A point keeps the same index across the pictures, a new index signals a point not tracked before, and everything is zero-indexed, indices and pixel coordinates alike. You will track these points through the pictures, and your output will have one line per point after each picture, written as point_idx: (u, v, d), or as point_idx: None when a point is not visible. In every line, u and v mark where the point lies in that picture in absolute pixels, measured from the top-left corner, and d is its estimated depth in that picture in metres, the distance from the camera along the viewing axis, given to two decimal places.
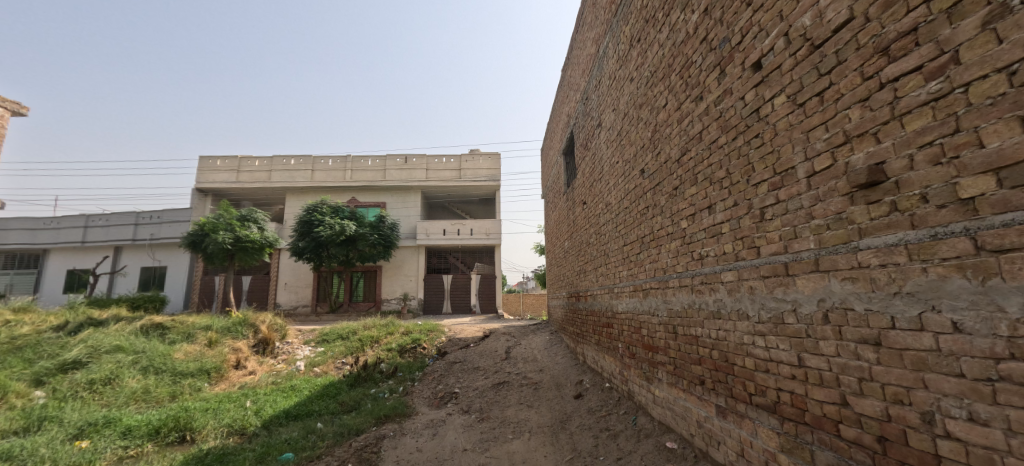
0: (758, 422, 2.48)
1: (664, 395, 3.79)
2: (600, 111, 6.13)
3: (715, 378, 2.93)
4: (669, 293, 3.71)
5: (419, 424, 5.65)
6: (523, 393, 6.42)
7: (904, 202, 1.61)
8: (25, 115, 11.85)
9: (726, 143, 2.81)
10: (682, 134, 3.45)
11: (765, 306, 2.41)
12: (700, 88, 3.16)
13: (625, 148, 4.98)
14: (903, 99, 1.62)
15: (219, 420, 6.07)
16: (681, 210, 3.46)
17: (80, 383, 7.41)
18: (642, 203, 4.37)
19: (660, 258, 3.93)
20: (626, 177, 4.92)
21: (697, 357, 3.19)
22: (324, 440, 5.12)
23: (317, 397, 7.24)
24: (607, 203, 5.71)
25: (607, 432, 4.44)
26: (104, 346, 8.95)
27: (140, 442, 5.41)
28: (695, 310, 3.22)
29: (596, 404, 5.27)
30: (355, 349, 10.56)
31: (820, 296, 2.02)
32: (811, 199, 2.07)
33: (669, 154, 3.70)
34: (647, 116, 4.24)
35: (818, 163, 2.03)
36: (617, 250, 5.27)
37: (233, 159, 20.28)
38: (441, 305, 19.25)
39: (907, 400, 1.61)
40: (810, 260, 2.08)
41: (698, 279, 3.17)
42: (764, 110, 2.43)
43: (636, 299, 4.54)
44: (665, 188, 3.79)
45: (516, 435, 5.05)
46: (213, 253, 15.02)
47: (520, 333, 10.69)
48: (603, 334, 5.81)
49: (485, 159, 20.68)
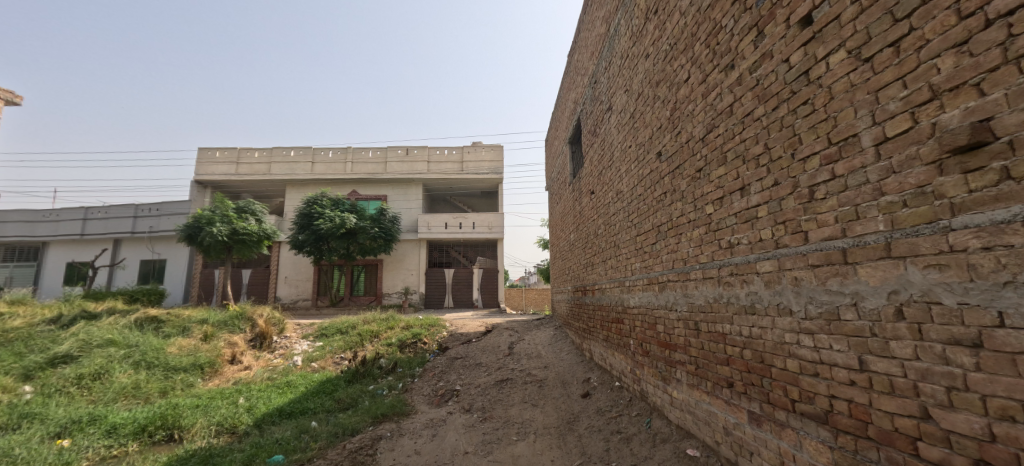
0: (803, 433, 2.16)
1: (684, 398, 3.46)
2: (610, 94, 5.76)
3: (748, 381, 2.60)
4: (690, 286, 3.38)
5: (418, 423, 5.35)
6: (527, 391, 6.11)
7: (1022, 167, 1.27)
8: (18, 104, 11.58)
9: (764, 113, 2.46)
10: (707, 111, 3.11)
11: (815, 300, 2.07)
12: (730, 55, 2.82)
13: (639, 131, 4.63)
14: (1022, 36, 1.27)
15: (210, 418, 5.81)
16: (706, 194, 3.11)
17: (69, 378, 7.16)
18: (659, 189, 4.02)
19: (679, 248, 3.59)
20: (639, 162, 4.58)
21: (725, 357, 2.86)
22: (317, 441, 4.84)
23: (312, 394, 6.97)
24: (617, 191, 5.37)
25: (619, 436, 4.12)
26: (96, 340, 8.73)
27: (124, 441, 5.15)
28: (723, 305, 2.88)
29: (606, 404, 4.95)
30: (354, 344, 10.26)
31: (892, 288, 1.68)
32: (881, 171, 1.72)
33: (691, 134, 3.36)
34: (664, 95, 3.90)
35: (891, 127, 1.68)
36: (629, 242, 4.92)
37: (232, 151, 19.98)
38: (443, 300, 18.98)
39: (1021, 418, 1.29)
40: (877, 245, 1.74)
41: (727, 270, 2.83)
42: (815, 72, 2.07)
43: (650, 292, 4.23)
44: (686, 170, 3.44)
45: (521, 437, 4.75)
46: (210, 245, 14.65)
47: (523, 328, 10.40)
48: (612, 330, 5.47)
49: (487, 151, 20.29)
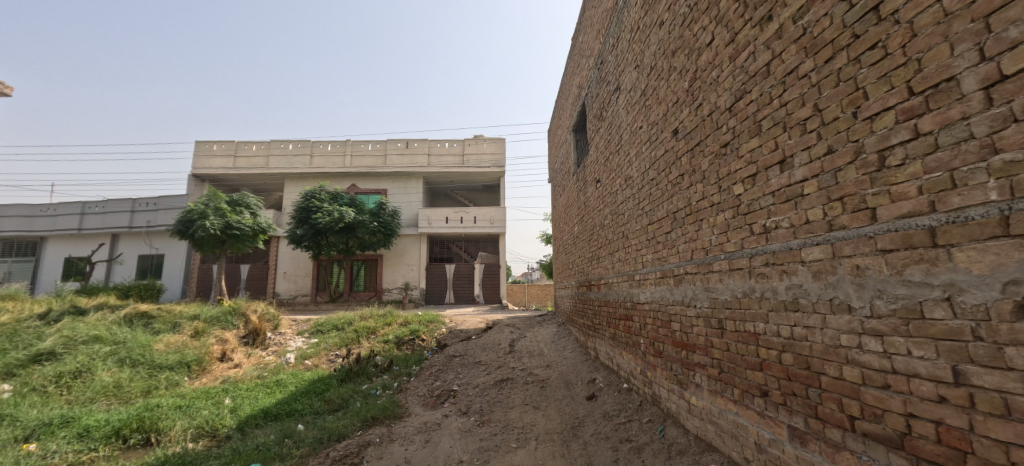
0: (867, 459, 1.76)
1: (704, 406, 3.05)
2: (618, 73, 5.31)
3: (787, 391, 2.19)
4: (713, 279, 2.95)
5: (410, 427, 4.98)
6: (528, 392, 5.72)
7: None
8: (6, 94, 11.26)
9: (813, 68, 2.03)
10: (736, 75, 2.67)
11: (886, 294, 1.65)
12: (768, 5, 2.39)
13: (651, 109, 4.19)
14: None
15: (190, 420, 5.46)
16: (734, 172, 2.68)
17: (48, 376, 6.83)
18: (675, 172, 3.58)
19: (699, 236, 3.16)
20: (652, 144, 4.16)
21: (757, 362, 2.44)
22: (299, 448, 4.48)
23: (302, 394, 6.60)
24: (627, 177, 4.93)
25: (629, 445, 3.72)
26: (81, 336, 8.39)
27: (95, 445, 4.82)
28: (756, 300, 2.46)
29: (613, 408, 4.55)
30: (350, 340, 9.88)
31: (1011, 279, 1.26)
32: (995, 122, 1.30)
33: (715, 104, 2.93)
34: (682, 64, 3.46)
35: (1009, 62, 1.27)
36: (640, 232, 4.50)
37: (230, 144, 19.61)
38: (443, 295, 18.62)
39: None
40: (986, 220, 1.32)
41: (762, 259, 2.40)
42: (890, 5, 1.64)
43: (664, 287, 3.81)
44: (709, 146, 3.01)
45: (521, 444, 4.35)
46: (203, 239, 14.31)
47: (525, 324, 10.01)
48: (620, 327, 5.07)
49: (489, 144, 19.84)
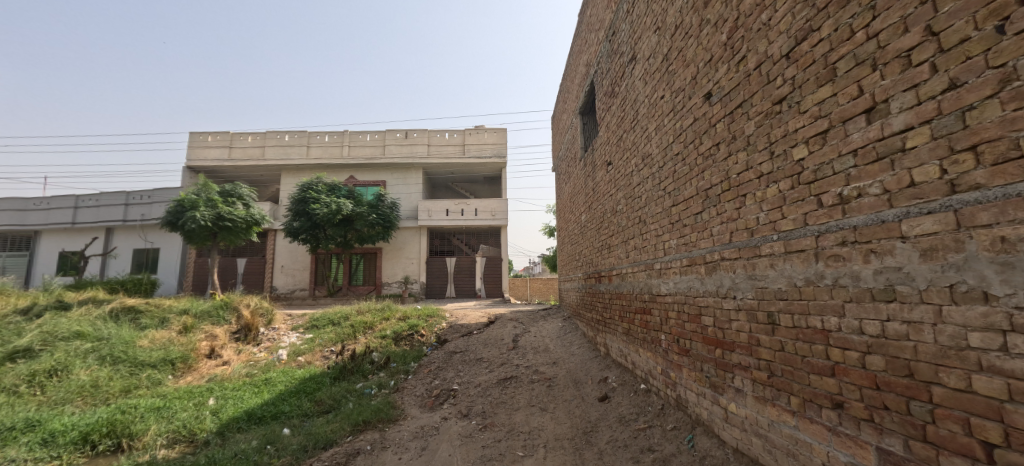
0: None
1: (747, 415, 2.58)
2: (634, 41, 4.79)
3: (876, 403, 1.72)
4: (761, 265, 2.47)
5: (405, 432, 4.53)
6: (534, 392, 5.25)
7: None
8: None
9: None
10: (797, 11, 2.16)
11: None
12: None
13: (675, 75, 3.68)
14: None
15: (166, 423, 5.02)
16: (795, 131, 2.16)
17: (20, 375, 6.40)
18: (708, 141, 3.07)
19: (741, 214, 2.66)
20: (676, 114, 3.65)
21: (828, 365, 1.96)
22: (280, 457, 4.05)
23: (291, 394, 6.15)
24: (645, 155, 4.42)
25: (652, 456, 3.25)
26: (61, 332, 7.97)
27: (58, 453, 4.39)
28: (826, 289, 1.98)
29: (629, 411, 4.09)
30: (346, 337, 9.40)
31: None
32: None
33: (765, 54, 2.43)
34: (718, 14, 2.95)
35: None
36: (660, 215, 4.01)
37: (224, 135, 19.09)
38: (444, 289, 18.16)
39: None
40: None
41: (836, 238, 1.92)
42: None
43: (692, 275, 3.33)
44: (756, 106, 2.50)
45: (528, 452, 3.89)
46: (194, 231, 13.86)
47: (529, 319, 9.52)
48: (635, 322, 4.59)
49: (491, 134, 19.26)
